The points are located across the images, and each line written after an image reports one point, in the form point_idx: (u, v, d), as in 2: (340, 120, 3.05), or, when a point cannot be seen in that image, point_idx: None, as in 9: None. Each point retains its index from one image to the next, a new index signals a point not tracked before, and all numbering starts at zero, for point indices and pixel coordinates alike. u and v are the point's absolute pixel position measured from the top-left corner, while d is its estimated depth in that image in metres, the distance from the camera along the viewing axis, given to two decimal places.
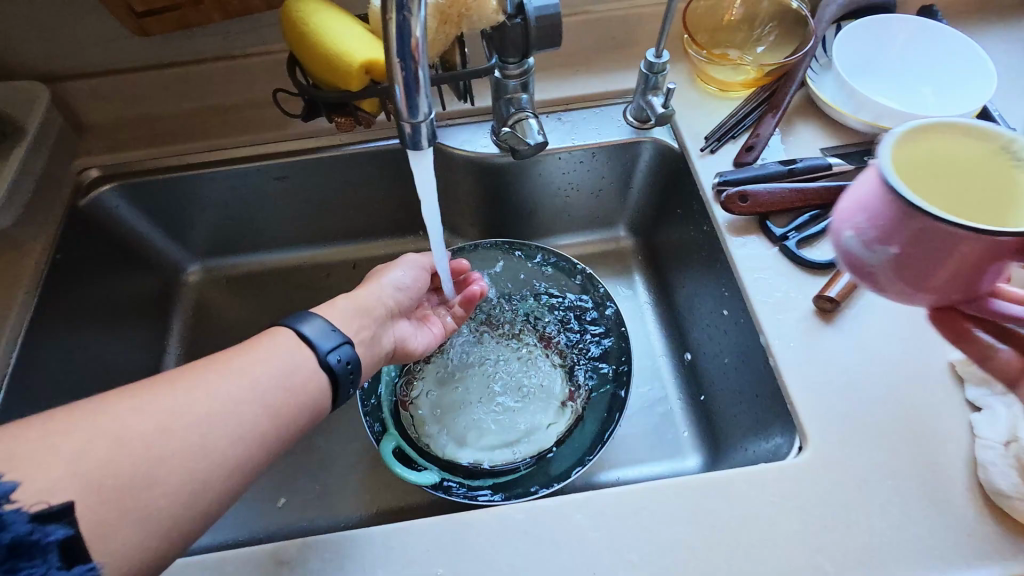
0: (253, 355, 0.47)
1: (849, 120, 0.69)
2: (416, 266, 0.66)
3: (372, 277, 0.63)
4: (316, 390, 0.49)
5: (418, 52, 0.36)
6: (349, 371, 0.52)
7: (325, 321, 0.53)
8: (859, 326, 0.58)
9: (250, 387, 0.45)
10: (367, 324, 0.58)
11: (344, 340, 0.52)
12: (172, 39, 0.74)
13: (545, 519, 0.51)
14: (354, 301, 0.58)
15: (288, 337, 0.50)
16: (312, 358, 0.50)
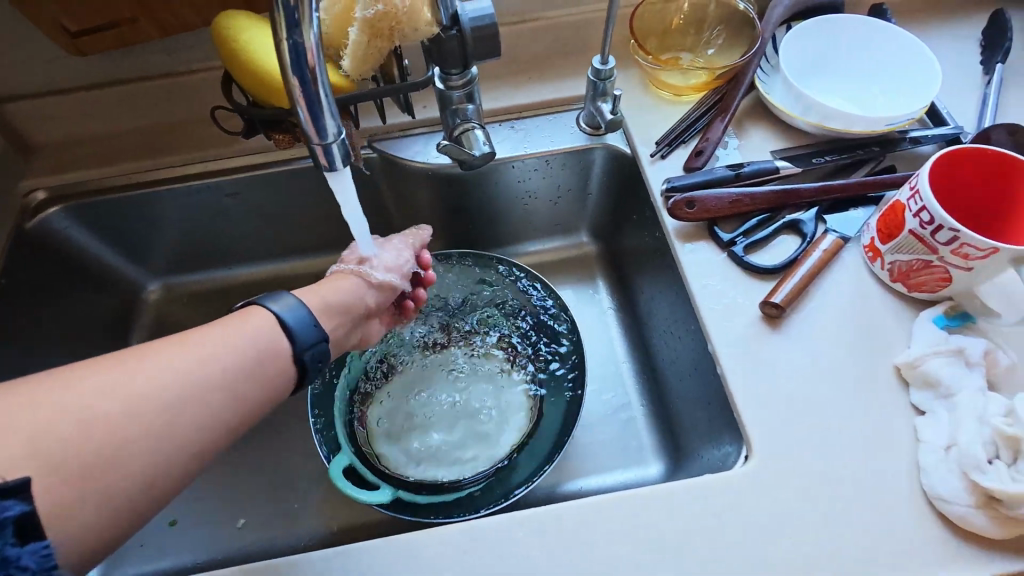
0: (223, 338, 0.46)
1: (797, 122, 0.68)
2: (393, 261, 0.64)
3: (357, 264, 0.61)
4: (285, 384, 0.49)
5: (317, 73, 0.35)
6: (320, 367, 0.51)
7: (305, 306, 0.51)
8: (806, 332, 0.57)
9: (220, 377, 0.44)
10: (343, 324, 0.58)
11: (322, 336, 0.51)
12: (116, 57, 0.73)
13: (487, 536, 0.50)
14: (337, 298, 0.57)
15: (266, 323, 0.49)
16: (289, 349, 0.49)
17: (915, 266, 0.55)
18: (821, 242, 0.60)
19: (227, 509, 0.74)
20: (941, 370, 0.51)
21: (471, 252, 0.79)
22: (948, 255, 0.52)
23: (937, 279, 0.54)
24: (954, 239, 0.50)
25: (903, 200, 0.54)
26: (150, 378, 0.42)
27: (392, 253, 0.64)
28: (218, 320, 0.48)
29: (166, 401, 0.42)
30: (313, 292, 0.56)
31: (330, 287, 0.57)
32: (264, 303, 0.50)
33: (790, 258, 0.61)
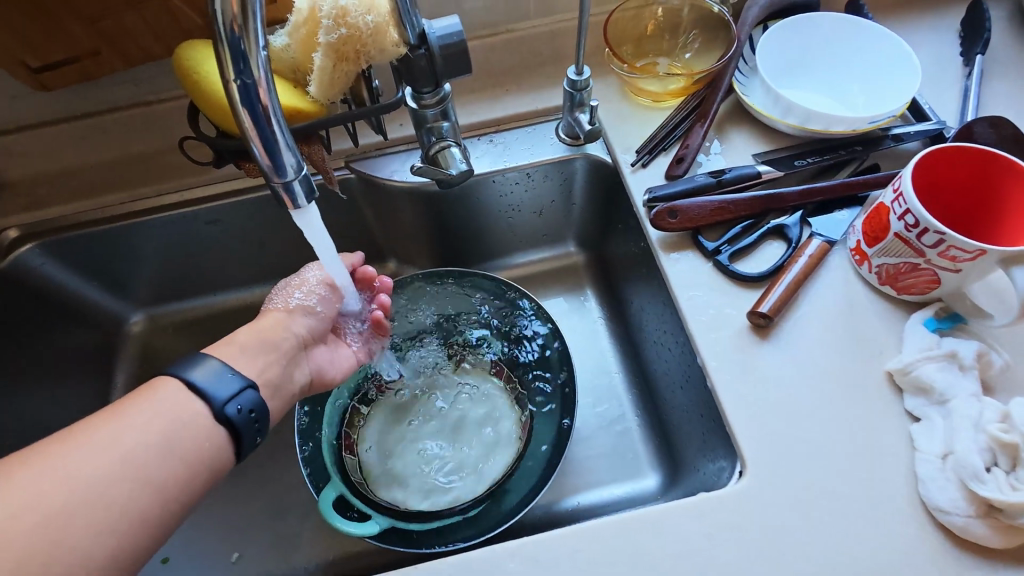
0: (128, 422, 0.44)
1: (777, 125, 0.67)
2: (311, 290, 0.63)
3: (274, 306, 0.61)
4: (214, 448, 0.47)
5: (271, 114, 0.34)
6: (253, 420, 0.49)
7: (220, 364, 0.50)
8: (795, 340, 0.56)
9: (125, 464, 0.43)
10: (274, 363, 0.56)
11: (245, 385, 0.50)
12: (84, 90, 0.71)
13: (479, 564, 0.49)
14: (255, 338, 0.56)
15: (175, 392, 0.47)
16: (209, 410, 0.48)
17: (903, 268, 0.54)
18: (807, 247, 0.59)
19: (220, 544, 0.73)
20: (934, 376, 0.50)
21: (455, 271, 0.76)
22: (934, 257, 0.51)
23: (925, 279, 0.53)
24: (942, 240, 0.49)
25: (887, 202, 0.53)
26: (44, 478, 0.40)
27: (312, 283, 0.63)
28: (121, 401, 0.46)
29: (60, 503, 0.40)
30: (232, 338, 0.56)
31: (249, 328, 0.57)
32: (173, 371, 0.49)
33: (776, 265, 0.59)
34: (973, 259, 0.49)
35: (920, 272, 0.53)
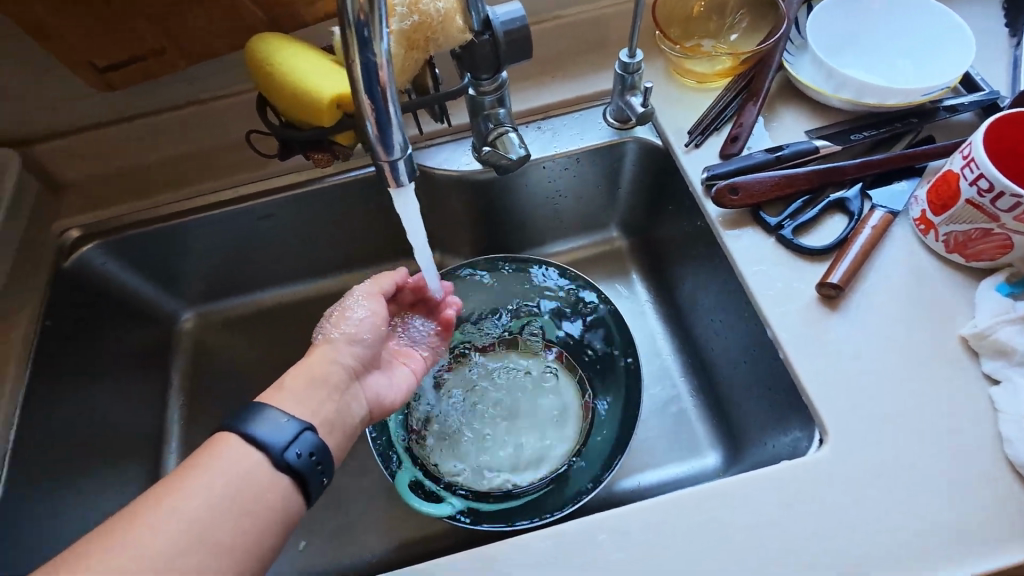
0: (191, 488, 0.44)
1: (830, 100, 0.68)
2: (357, 317, 0.60)
3: (322, 338, 0.58)
4: (279, 496, 0.47)
5: (387, 87, 0.35)
6: (313, 462, 0.49)
7: (277, 412, 0.50)
8: (866, 309, 0.57)
9: (194, 531, 0.43)
10: (328, 400, 0.54)
11: (303, 427, 0.50)
12: (142, 91, 0.72)
13: (568, 537, 0.50)
14: (307, 377, 0.54)
15: (235, 448, 0.47)
16: (268, 458, 0.47)
17: (973, 235, 0.55)
18: (870, 218, 0.60)
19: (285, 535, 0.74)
20: (1014, 338, 0.51)
21: (512, 259, 0.77)
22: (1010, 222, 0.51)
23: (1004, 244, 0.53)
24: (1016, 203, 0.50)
25: (957, 169, 0.53)
26: (117, 560, 0.41)
27: (358, 309, 0.61)
28: (188, 459, 0.47)
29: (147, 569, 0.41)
30: (283, 383, 0.53)
31: (297, 369, 0.54)
32: (230, 426, 0.48)
33: (840, 238, 0.60)
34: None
35: (995, 237, 0.53)
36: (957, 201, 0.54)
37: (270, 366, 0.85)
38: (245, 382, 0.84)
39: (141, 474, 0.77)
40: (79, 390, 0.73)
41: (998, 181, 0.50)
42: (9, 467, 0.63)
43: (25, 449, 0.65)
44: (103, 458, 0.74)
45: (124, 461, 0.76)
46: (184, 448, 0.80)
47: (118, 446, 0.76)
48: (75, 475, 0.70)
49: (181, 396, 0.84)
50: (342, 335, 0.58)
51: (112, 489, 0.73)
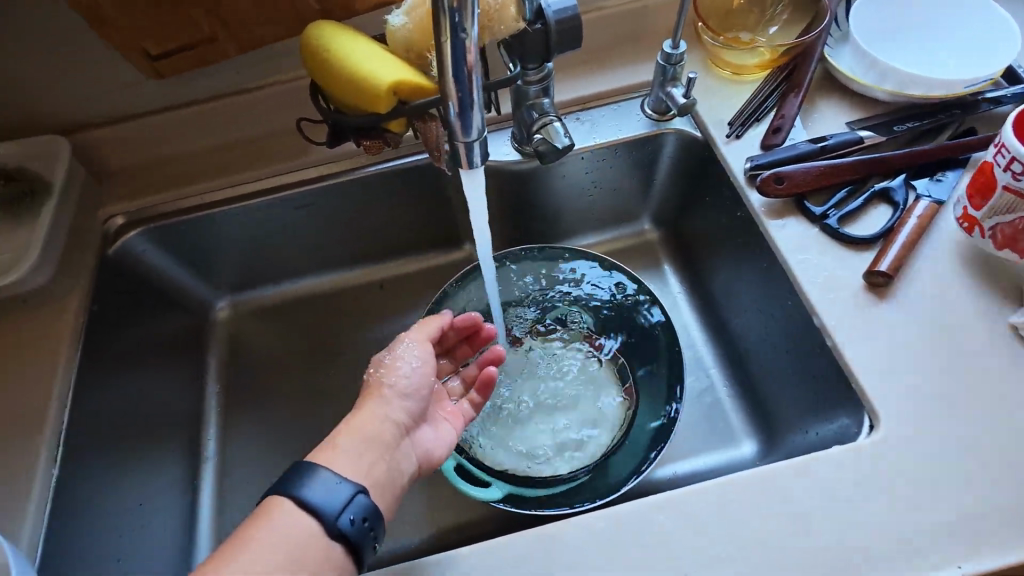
0: (251, 557, 0.43)
1: (871, 91, 0.68)
2: (406, 369, 0.57)
3: (371, 390, 0.56)
4: (333, 563, 0.46)
5: (473, 70, 0.36)
6: (367, 528, 0.48)
7: (331, 475, 0.48)
8: (913, 297, 0.58)
9: None
10: (381, 461, 0.52)
11: (356, 490, 0.48)
12: (190, 78, 0.73)
13: (626, 518, 0.51)
14: (360, 437, 0.52)
15: (290, 514, 0.46)
16: (323, 527, 0.46)
17: (1021, 226, 0.54)
18: (915, 208, 0.60)
19: None
20: None
21: (549, 249, 0.78)
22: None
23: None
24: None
25: (991, 158, 0.54)
26: None
27: (407, 360, 0.58)
28: (242, 528, 0.45)
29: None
30: (335, 441, 0.52)
31: (349, 426, 0.53)
32: (285, 490, 0.47)
33: (886, 227, 0.61)
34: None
35: None
36: (995, 188, 0.54)
37: (301, 354, 0.84)
38: (279, 372, 0.83)
39: (181, 460, 0.75)
40: (124, 375, 0.72)
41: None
42: (64, 448, 0.62)
43: (75, 431, 0.64)
44: (143, 446, 0.72)
45: (162, 447, 0.74)
46: (223, 436, 0.79)
47: (159, 431, 0.75)
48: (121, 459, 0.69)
49: (216, 384, 0.82)
50: (392, 391, 0.56)
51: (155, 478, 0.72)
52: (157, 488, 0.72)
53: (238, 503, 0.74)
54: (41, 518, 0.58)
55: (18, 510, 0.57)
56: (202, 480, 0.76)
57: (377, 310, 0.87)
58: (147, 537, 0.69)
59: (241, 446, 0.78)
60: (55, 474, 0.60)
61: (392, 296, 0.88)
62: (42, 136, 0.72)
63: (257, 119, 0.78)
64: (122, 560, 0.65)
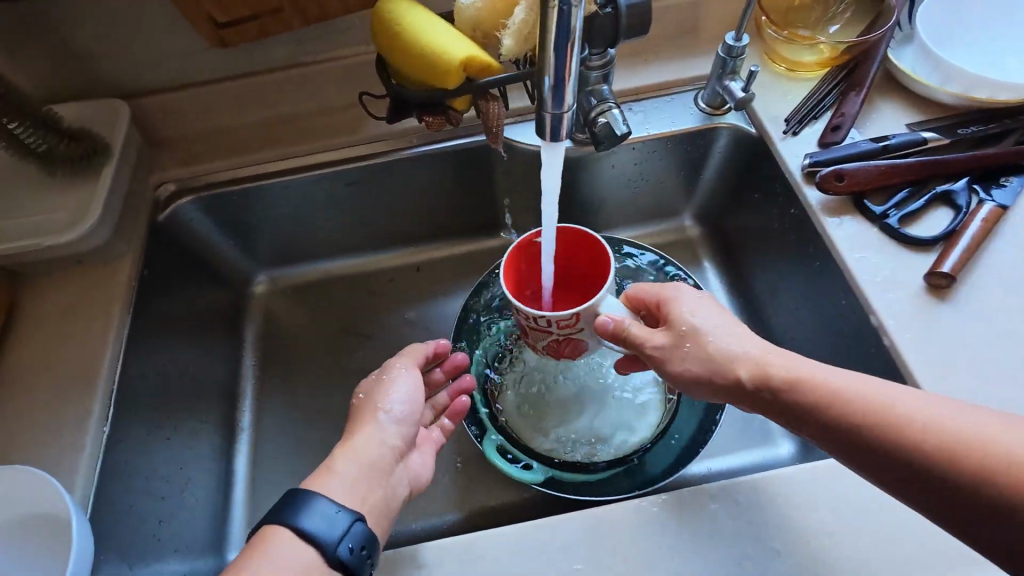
0: None
1: (936, 93, 0.68)
2: (395, 398, 0.56)
3: (365, 413, 0.55)
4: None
5: (573, 40, 0.37)
6: (366, 557, 0.46)
7: (328, 503, 0.46)
8: (977, 302, 0.57)
9: None
10: (375, 487, 0.51)
11: (353, 518, 0.46)
12: (248, 49, 0.74)
13: (678, 507, 0.51)
14: (356, 460, 0.51)
15: (288, 544, 0.44)
16: (321, 556, 0.44)
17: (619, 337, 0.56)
18: (980, 211, 0.60)
19: None
20: None
21: (614, 238, 0.80)
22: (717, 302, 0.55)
23: (657, 334, 0.52)
24: (639, 285, 0.57)
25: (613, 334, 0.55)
26: None
27: (400, 388, 0.57)
28: (237, 561, 0.43)
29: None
30: (332, 466, 0.50)
31: (346, 449, 0.51)
32: (282, 518, 0.45)
33: (947, 230, 0.60)
34: (690, 296, 0.54)
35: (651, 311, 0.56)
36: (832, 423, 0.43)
37: (336, 332, 0.84)
38: (313, 348, 0.83)
39: (217, 429, 0.75)
40: (171, 342, 0.72)
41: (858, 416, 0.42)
42: (113, 408, 0.62)
43: (124, 392, 0.64)
44: (186, 411, 0.72)
45: (203, 416, 0.73)
46: (259, 407, 0.79)
47: (200, 398, 0.74)
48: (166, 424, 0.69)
49: (254, 356, 0.82)
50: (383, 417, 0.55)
51: (195, 445, 0.71)
52: (196, 453, 0.71)
53: (274, 473, 0.74)
54: (91, 476, 0.58)
55: (70, 466, 0.58)
56: (238, 447, 0.76)
57: (413, 292, 0.87)
58: (185, 502, 0.67)
59: (276, 419, 0.78)
60: (106, 432, 0.61)
61: (428, 280, 0.88)
62: (102, 101, 0.73)
63: (309, 94, 0.79)
64: (163, 522, 0.64)
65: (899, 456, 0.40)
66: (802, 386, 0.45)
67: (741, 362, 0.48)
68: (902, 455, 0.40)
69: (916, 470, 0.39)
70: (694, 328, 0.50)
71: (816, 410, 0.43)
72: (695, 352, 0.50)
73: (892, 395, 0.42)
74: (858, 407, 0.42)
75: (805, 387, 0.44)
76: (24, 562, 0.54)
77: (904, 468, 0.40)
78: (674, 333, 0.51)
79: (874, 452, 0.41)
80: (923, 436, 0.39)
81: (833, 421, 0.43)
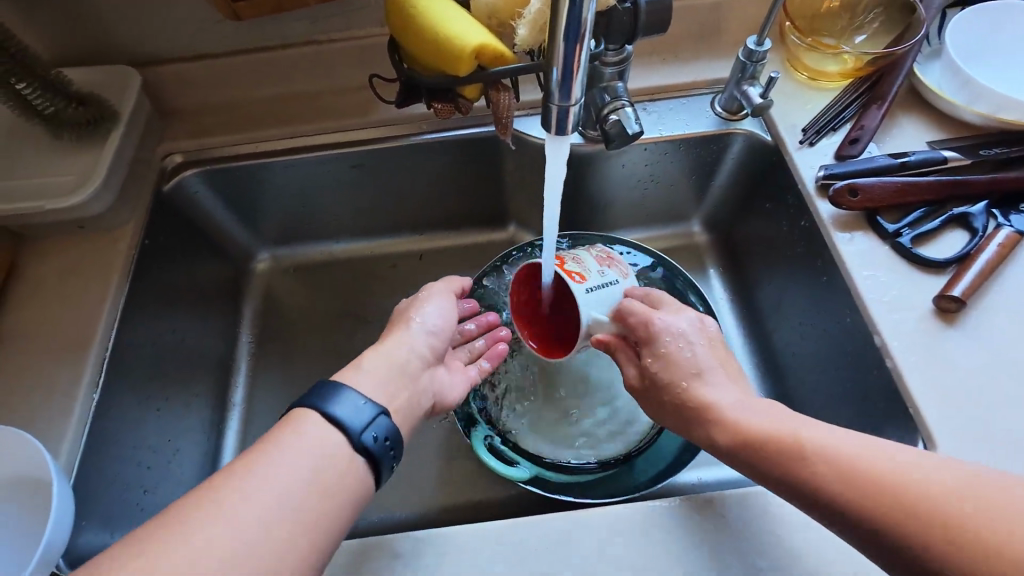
0: (272, 460, 0.39)
1: (961, 111, 0.65)
2: (428, 314, 0.57)
3: (398, 323, 0.56)
4: (356, 481, 0.41)
5: (585, 33, 0.36)
6: (389, 449, 0.44)
7: (357, 394, 0.45)
8: (986, 329, 0.55)
9: (276, 504, 0.37)
10: (404, 387, 0.50)
11: (378, 411, 0.44)
12: (263, 23, 0.73)
13: (663, 516, 0.50)
14: (386, 357, 0.51)
15: (314, 425, 0.42)
16: (346, 440, 0.42)
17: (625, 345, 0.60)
18: (998, 235, 0.58)
19: None
20: None
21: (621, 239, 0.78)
22: (710, 331, 0.54)
23: (631, 366, 0.56)
24: (623, 306, 0.56)
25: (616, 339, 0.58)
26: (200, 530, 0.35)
27: (436, 304, 0.59)
28: (262, 437, 0.41)
29: (234, 545, 0.35)
30: (359, 363, 0.50)
31: (375, 349, 0.52)
32: (309, 401, 0.43)
33: (961, 252, 0.58)
34: (665, 329, 0.53)
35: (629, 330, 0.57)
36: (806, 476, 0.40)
37: (334, 315, 0.84)
38: (310, 329, 0.82)
39: (209, 403, 0.75)
40: (170, 313, 0.72)
41: (833, 469, 0.39)
42: (106, 374, 0.62)
43: (118, 360, 0.64)
44: (179, 383, 0.71)
45: (196, 389, 0.73)
46: (251, 384, 0.79)
47: (193, 369, 0.74)
48: (158, 394, 0.69)
49: (250, 334, 0.82)
50: (418, 327, 0.56)
51: (185, 416, 0.71)
52: (186, 426, 0.71)
53: None
54: (77, 439, 0.58)
55: (59, 427, 0.58)
56: (228, 422, 0.76)
57: (413, 280, 0.86)
58: (171, 471, 0.67)
59: (269, 397, 0.78)
60: (96, 398, 0.61)
61: (430, 268, 0.87)
62: (114, 66, 0.73)
63: (324, 73, 0.78)
64: (146, 491, 0.64)
65: (831, 499, 0.39)
66: (750, 434, 0.44)
67: (697, 417, 0.49)
68: (857, 506, 0.37)
69: (886, 531, 0.36)
70: (655, 373, 0.52)
71: (765, 459, 0.43)
72: (654, 395, 0.53)
73: (874, 461, 0.38)
74: (832, 476, 0.39)
75: (757, 438, 0.44)
76: (6, 520, 0.54)
77: (884, 547, 0.36)
78: (642, 374, 0.54)
79: (811, 496, 0.40)
80: (876, 489, 0.37)
81: (806, 472, 0.40)
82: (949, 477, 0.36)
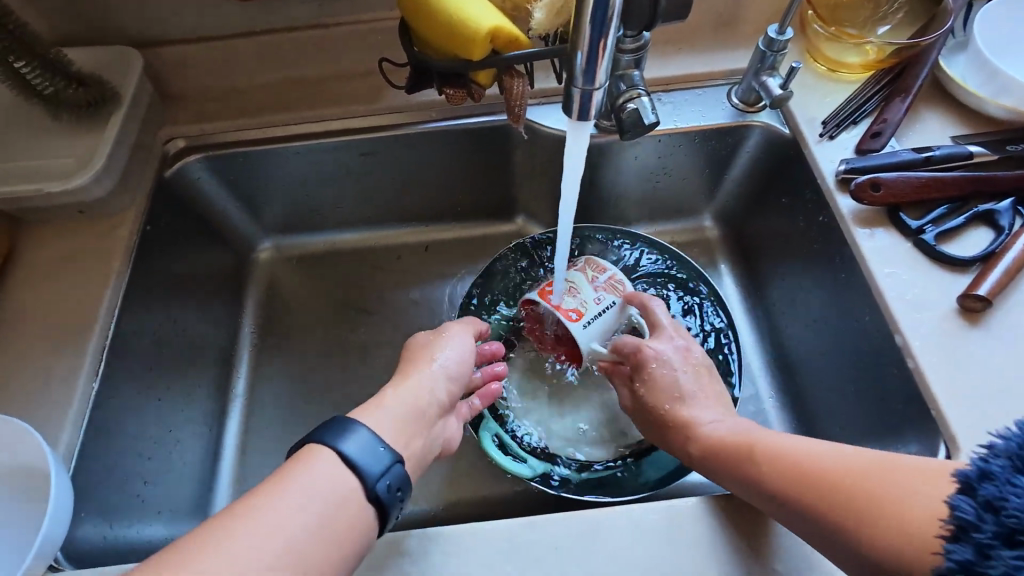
0: (282, 500, 0.38)
1: (987, 105, 0.64)
2: (450, 354, 0.55)
3: (419, 358, 0.54)
4: (363, 531, 0.40)
5: (613, 14, 0.34)
6: (400, 497, 0.42)
7: (373, 435, 0.42)
8: (1011, 329, 0.54)
9: (283, 547, 0.36)
10: (417, 434, 0.48)
11: (394, 458, 0.42)
12: (268, 5, 0.71)
13: (677, 518, 0.48)
14: (404, 402, 0.48)
15: (327, 467, 0.40)
16: (358, 488, 0.40)
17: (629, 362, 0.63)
18: None
19: None
20: None
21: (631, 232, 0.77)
22: (695, 358, 0.57)
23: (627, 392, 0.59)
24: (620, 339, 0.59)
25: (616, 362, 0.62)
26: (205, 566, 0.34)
27: (456, 344, 0.56)
28: (274, 472, 0.40)
29: None
30: (379, 401, 0.48)
31: (395, 388, 0.49)
32: (323, 438, 0.41)
33: (987, 250, 0.57)
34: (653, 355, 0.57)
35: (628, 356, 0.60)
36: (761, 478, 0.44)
37: (338, 305, 0.82)
38: (314, 320, 0.81)
39: (210, 394, 0.73)
40: (171, 303, 0.71)
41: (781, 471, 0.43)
42: (106, 363, 0.61)
43: (118, 349, 0.63)
44: (180, 373, 0.70)
45: (197, 379, 0.72)
46: (253, 375, 0.77)
47: (194, 359, 0.72)
48: (159, 384, 0.67)
49: (251, 324, 0.80)
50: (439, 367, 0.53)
51: (186, 408, 0.70)
52: (186, 418, 0.70)
53: (263, 444, 0.73)
54: (77, 430, 0.57)
55: (58, 417, 0.57)
56: (229, 414, 0.74)
57: (418, 271, 0.85)
58: (172, 464, 0.66)
59: (272, 389, 0.76)
60: (95, 388, 0.59)
61: (435, 260, 0.86)
62: (116, 47, 0.71)
63: (331, 57, 0.76)
64: (147, 484, 0.63)
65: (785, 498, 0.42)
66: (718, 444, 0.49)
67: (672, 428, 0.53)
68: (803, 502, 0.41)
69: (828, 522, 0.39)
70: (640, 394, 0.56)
71: (733, 467, 0.47)
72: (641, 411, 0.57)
73: (821, 464, 0.41)
74: (781, 476, 0.43)
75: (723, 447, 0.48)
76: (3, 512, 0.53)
77: (831, 539, 0.39)
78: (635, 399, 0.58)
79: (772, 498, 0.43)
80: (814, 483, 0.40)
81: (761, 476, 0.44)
82: (875, 467, 0.39)
